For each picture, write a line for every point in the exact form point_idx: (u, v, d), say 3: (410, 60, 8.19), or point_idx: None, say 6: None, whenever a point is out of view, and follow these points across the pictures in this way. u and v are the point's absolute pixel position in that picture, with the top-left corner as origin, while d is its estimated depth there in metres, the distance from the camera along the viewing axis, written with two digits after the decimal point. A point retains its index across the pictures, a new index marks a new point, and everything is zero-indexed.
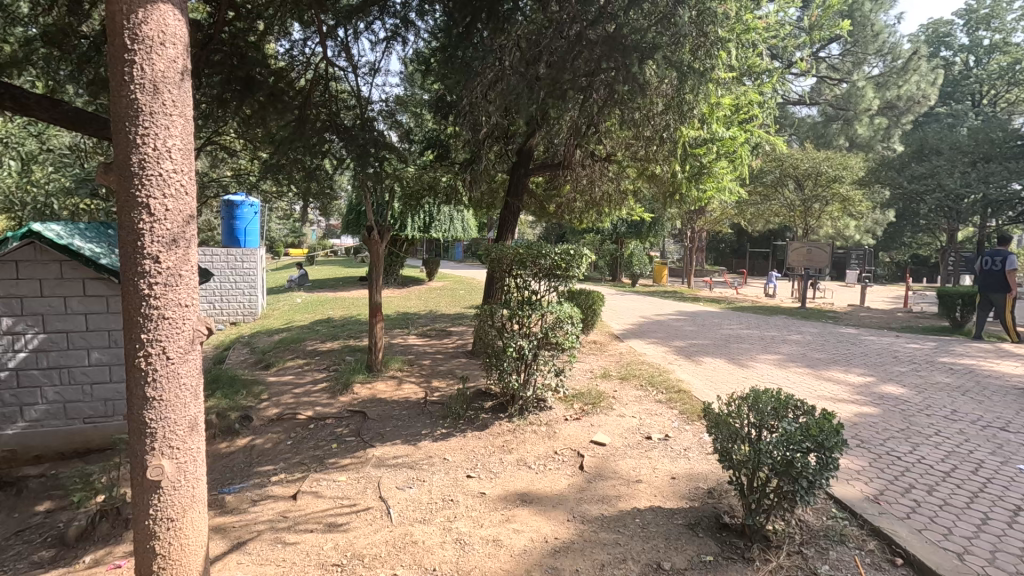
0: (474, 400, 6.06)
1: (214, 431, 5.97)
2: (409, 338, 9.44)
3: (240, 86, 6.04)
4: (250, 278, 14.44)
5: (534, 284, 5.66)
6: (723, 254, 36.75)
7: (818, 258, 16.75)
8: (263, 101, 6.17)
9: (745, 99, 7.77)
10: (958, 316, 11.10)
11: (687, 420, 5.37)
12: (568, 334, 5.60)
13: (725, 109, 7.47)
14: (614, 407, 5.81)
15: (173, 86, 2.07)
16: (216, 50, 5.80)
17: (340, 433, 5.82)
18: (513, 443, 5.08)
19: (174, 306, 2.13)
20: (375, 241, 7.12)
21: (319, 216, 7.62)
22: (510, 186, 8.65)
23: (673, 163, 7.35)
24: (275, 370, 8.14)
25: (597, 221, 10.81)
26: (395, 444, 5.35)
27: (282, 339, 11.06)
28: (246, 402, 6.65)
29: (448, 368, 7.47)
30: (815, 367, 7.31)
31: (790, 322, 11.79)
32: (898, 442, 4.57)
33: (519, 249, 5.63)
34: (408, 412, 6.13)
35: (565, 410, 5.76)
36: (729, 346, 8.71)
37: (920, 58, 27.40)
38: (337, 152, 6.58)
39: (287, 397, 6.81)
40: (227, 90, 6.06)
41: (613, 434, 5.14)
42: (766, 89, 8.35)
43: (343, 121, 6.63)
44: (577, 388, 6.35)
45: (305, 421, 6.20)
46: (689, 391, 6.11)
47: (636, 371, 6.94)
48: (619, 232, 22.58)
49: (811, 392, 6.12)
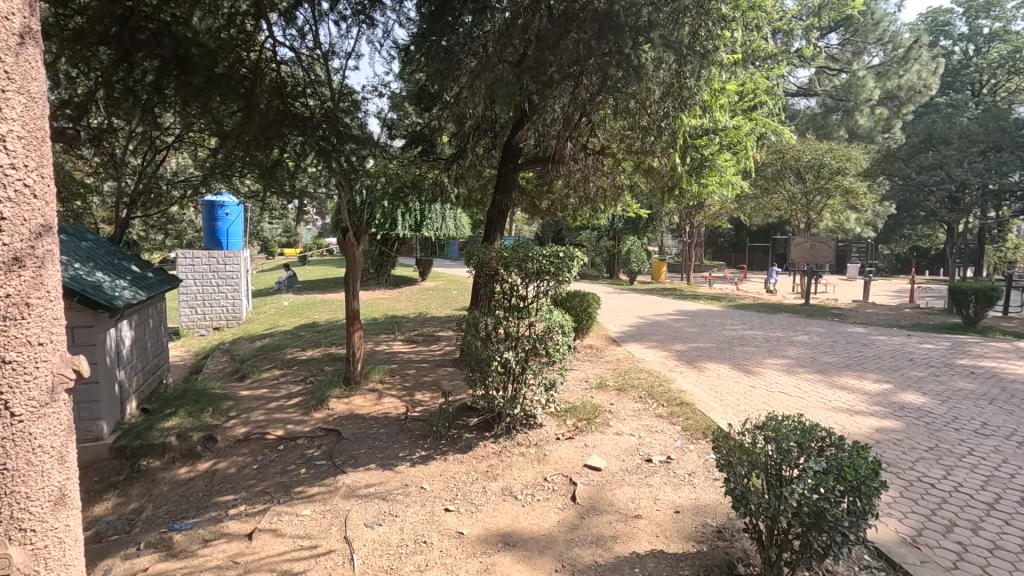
0: (458, 417, 5.55)
1: (173, 455, 5.43)
2: (394, 345, 8.93)
3: (177, 70, 5.45)
4: (234, 282, 13.93)
5: (521, 289, 5.09)
6: (722, 249, 36.25)
7: (821, 253, 16.22)
8: (201, 85, 5.50)
9: (751, 84, 7.22)
10: (971, 312, 10.56)
11: (691, 438, 4.86)
12: (557, 344, 5.08)
13: (728, 96, 6.95)
14: (611, 423, 5.30)
15: (7, 53, 1.55)
16: (141, 28, 5.28)
17: (311, 456, 5.31)
18: (499, 469, 4.57)
19: (18, 345, 1.60)
20: (351, 244, 6.60)
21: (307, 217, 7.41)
22: (499, 182, 8.04)
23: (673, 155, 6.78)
24: (250, 382, 7.61)
25: (592, 217, 10.28)
26: (369, 470, 4.84)
27: (262, 346, 10.52)
28: (213, 419, 6.10)
29: (433, 379, 6.95)
30: (826, 373, 6.81)
31: (794, 321, 11.28)
32: (929, 465, 4.06)
33: (504, 252, 5.11)
34: (387, 430, 5.61)
35: (557, 428, 5.24)
36: (733, 350, 8.19)
37: (921, 47, 26.94)
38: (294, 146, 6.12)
39: (257, 414, 6.28)
40: (158, 76, 5.49)
41: (610, 456, 4.64)
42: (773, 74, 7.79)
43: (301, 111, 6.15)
44: (571, 401, 5.83)
45: (275, 441, 5.68)
46: (693, 403, 5.61)
47: (634, 381, 6.43)
48: (616, 228, 22.03)
49: (824, 404, 5.61)
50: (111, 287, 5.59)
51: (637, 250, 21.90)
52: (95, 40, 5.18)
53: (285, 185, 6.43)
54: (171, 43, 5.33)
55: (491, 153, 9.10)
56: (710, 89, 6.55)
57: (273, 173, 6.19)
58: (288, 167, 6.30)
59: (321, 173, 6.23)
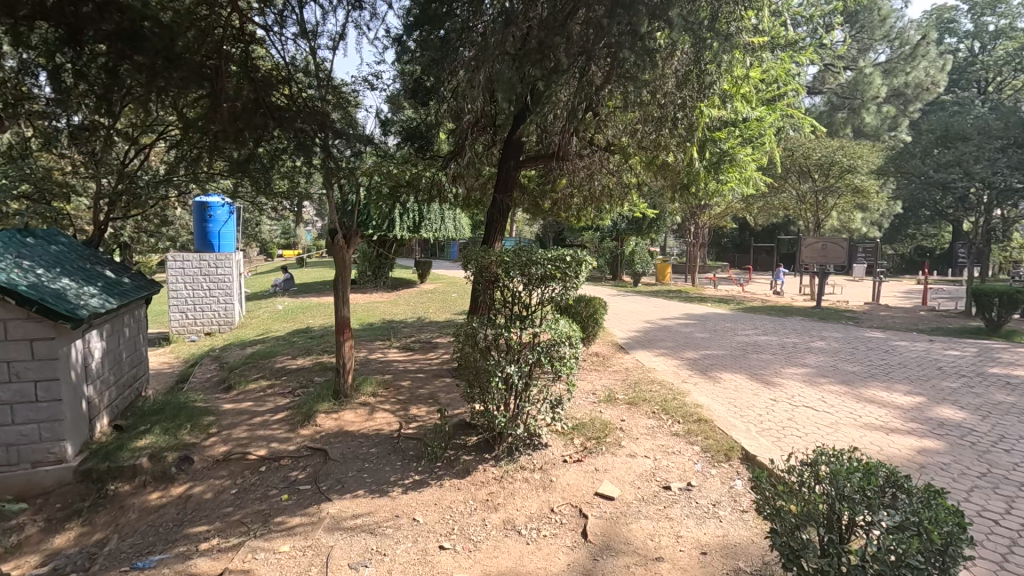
0: (456, 436, 5.08)
1: (144, 478, 4.97)
2: (389, 353, 8.49)
3: (125, 44, 5.09)
4: (226, 286, 13.46)
5: (525, 296, 4.62)
6: (725, 250, 35.81)
7: (833, 254, 15.73)
8: (156, 67, 5.19)
9: (774, 72, 6.75)
10: (995, 315, 10.08)
11: (713, 461, 4.40)
12: (565, 356, 4.60)
13: (751, 84, 6.48)
14: (623, 443, 4.83)
15: None
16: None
17: (294, 480, 4.86)
18: (500, 497, 4.11)
19: None
20: (341, 247, 6.13)
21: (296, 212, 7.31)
22: (500, 180, 7.58)
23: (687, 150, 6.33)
24: (234, 394, 7.15)
25: (596, 218, 9.82)
26: (356, 497, 4.37)
27: (253, 353, 10.06)
28: (190, 437, 5.63)
29: (429, 392, 6.48)
30: (851, 384, 6.33)
31: (808, 325, 10.80)
32: (987, 496, 3.59)
33: (505, 254, 4.64)
34: (378, 451, 5.15)
35: (563, 449, 4.78)
36: (748, 358, 7.71)
37: (928, 44, 26.71)
38: (272, 140, 5.96)
39: (239, 430, 5.82)
40: (109, 58, 5.19)
41: (623, 482, 4.18)
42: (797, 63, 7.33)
43: (277, 100, 5.95)
44: (578, 417, 5.37)
45: (256, 462, 5.22)
46: (711, 420, 5.15)
47: (646, 394, 5.97)
48: (619, 229, 21.63)
49: (855, 420, 5.15)
50: (76, 295, 5.13)
51: (641, 251, 21.42)
52: (31, 13, 4.80)
53: (261, 178, 6.31)
54: (115, 14, 4.92)
55: (491, 150, 8.80)
56: (730, 76, 6.07)
57: (247, 166, 6.06)
58: (265, 160, 6.14)
59: (303, 168, 6.05)
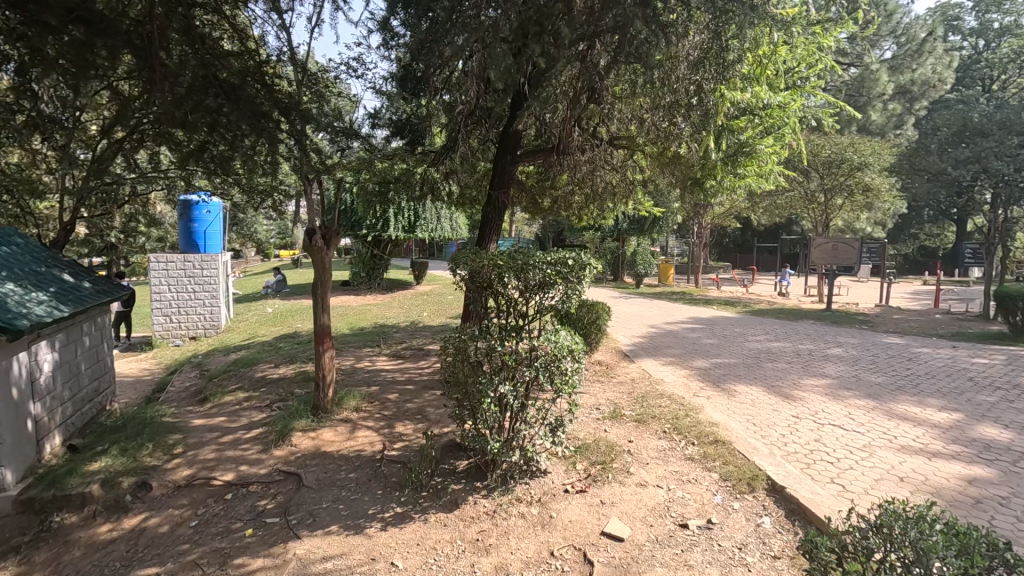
0: (444, 460, 4.53)
1: (95, 508, 4.42)
2: (377, 361, 7.95)
3: (32, 6, 4.57)
4: (212, 288, 12.91)
5: (523, 304, 4.07)
6: (727, 250, 35.28)
7: (844, 254, 15.19)
8: (79, 35, 4.80)
9: (803, 50, 6.15)
10: (1020, 320, 9.53)
11: (734, 493, 3.86)
12: (567, 373, 4.07)
13: (777, 64, 5.89)
14: (631, 468, 4.30)
15: None
16: None
17: (262, 510, 4.31)
18: (491, 537, 3.58)
19: None
20: (319, 250, 5.56)
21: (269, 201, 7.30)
22: (495, 176, 7.03)
23: (700, 141, 5.78)
24: (208, 408, 6.61)
25: (599, 217, 9.28)
26: (328, 534, 3.84)
27: (236, 360, 9.54)
28: (151, 459, 5.09)
29: (418, 407, 5.95)
30: (879, 398, 5.79)
31: (822, 330, 10.26)
32: None
33: (499, 257, 4.10)
34: (357, 476, 4.61)
35: (564, 476, 4.24)
36: (762, 367, 7.18)
37: (936, 40, 26.38)
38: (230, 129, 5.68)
39: (207, 451, 5.28)
40: (24, 27, 4.73)
41: (633, 519, 3.64)
42: (830, 40, 6.68)
43: (228, 76, 5.62)
44: (581, 438, 4.83)
45: (222, 489, 4.68)
46: (730, 441, 4.60)
47: (655, 411, 5.44)
48: (621, 229, 21.11)
49: (891, 441, 4.60)
50: (18, 302, 4.59)
51: (643, 251, 20.86)
52: None
53: (218, 160, 6.27)
54: None
55: (487, 146, 8.38)
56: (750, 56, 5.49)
57: (199, 153, 6.16)
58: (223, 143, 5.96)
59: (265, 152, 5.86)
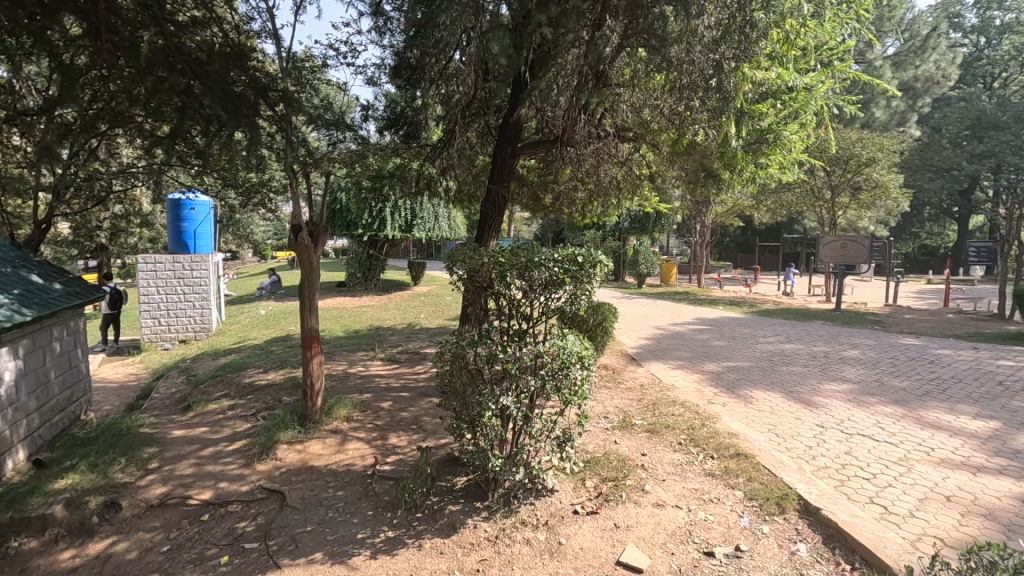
0: (442, 477, 4.15)
1: (58, 532, 4.02)
2: (371, 366, 7.58)
3: None
4: (202, 289, 12.51)
5: (526, 306, 3.70)
6: (727, 249, 34.91)
7: (853, 253, 14.82)
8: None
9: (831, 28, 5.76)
10: None
11: (763, 515, 3.47)
12: (576, 384, 3.70)
13: (803, 43, 5.50)
14: (646, 486, 3.92)
15: None
16: None
17: (240, 534, 3.91)
18: (494, 569, 3.19)
19: None
20: (305, 248, 5.16)
21: (253, 194, 6.90)
22: (494, 170, 6.60)
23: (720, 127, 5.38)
24: (190, 417, 6.21)
25: (602, 215, 8.92)
26: (312, 562, 3.45)
27: (225, 364, 9.15)
28: (123, 475, 4.69)
29: (413, 416, 5.57)
30: (905, 404, 5.42)
31: (834, 331, 9.91)
32: None
33: (501, 254, 3.71)
34: (346, 495, 4.22)
35: (573, 495, 3.86)
36: (777, 371, 6.81)
37: (939, 36, 26.11)
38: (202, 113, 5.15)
39: (184, 466, 4.88)
40: None
41: (652, 546, 3.26)
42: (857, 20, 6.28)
43: (196, 50, 5.00)
44: (590, 451, 4.46)
45: (198, 508, 4.28)
46: (754, 456, 4.21)
47: (668, 420, 5.06)
48: (622, 228, 20.71)
49: (927, 453, 4.23)
50: None
51: (645, 251, 20.48)
52: None
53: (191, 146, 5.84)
54: None
55: (486, 139, 8.04)
56: (778, 31, 5.03)
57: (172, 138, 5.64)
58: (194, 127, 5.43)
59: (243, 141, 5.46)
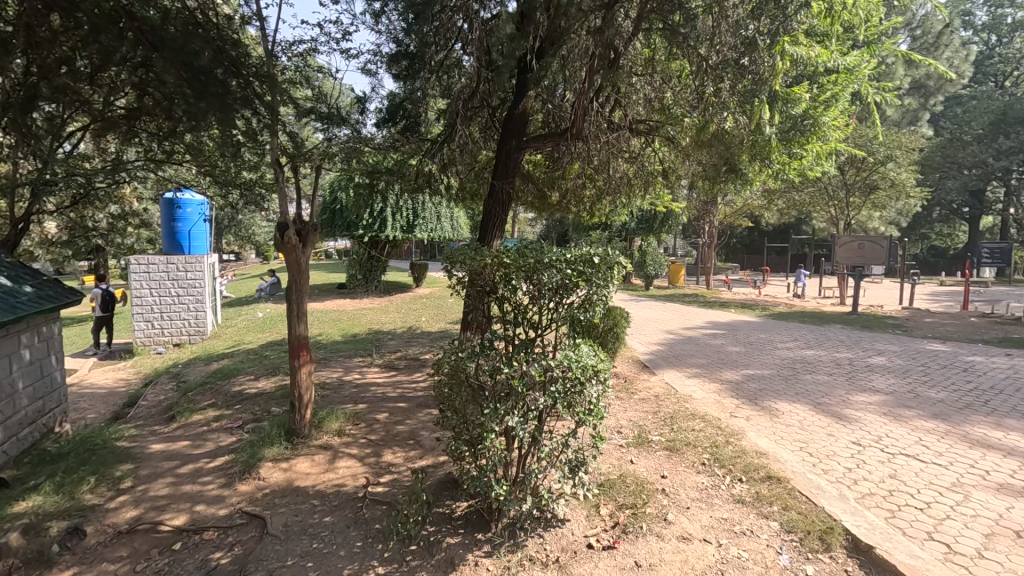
0: (440, 502, 3.73)
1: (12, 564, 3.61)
2: (368, 372, 7.17)
3: None
4: (196, 291, 12.12)
5: (535, 314, 3.26)
6: (734, 250, 34.38)
7: (871, 253, 14.31)
8: None
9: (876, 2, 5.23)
10: None
11: (806, 551, 3.03)
12: (591, 402, 3.30)
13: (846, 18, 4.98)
14: (669, 515, 3.49)
15: None
16: None
17: (214, 568, 3.49)
18: None
19: None
20: (291, 249, 4.74)
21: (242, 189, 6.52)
22: (498, 165, 6.14)
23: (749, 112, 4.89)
24: (172, 430, 5.80)
25: (612, 214, 8.47)
26: None
27: (217, 370, 8.76)
28: (93, 497, 4.28)
29: (410, 430, 5.15)
30: (948, 419, 4.95)
31: (855, 335, 9.42)
32: None
33: (506, 253, 3.28)
34: (334, 521, 3.79)
35: (586, 524, 3.43)
36: (801, 379, 6.34)
37: (952, 33, 25.51)
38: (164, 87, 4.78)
39: (160, 485, 4.47)
40: None
41: None
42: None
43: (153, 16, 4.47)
44: (605, 473, 4.03)
45: (170, 535, 3.86)
46: (788, 479, 3.77)
47: (688, 436, 4.63)
48: (628, 229, 20.23)
49: (985, 477, 3.78)
50: None
51: (652, 252, 20.02)
52: None
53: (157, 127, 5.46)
54: None
55: (489, 133, 7.63)
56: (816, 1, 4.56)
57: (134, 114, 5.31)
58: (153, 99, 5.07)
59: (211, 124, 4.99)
